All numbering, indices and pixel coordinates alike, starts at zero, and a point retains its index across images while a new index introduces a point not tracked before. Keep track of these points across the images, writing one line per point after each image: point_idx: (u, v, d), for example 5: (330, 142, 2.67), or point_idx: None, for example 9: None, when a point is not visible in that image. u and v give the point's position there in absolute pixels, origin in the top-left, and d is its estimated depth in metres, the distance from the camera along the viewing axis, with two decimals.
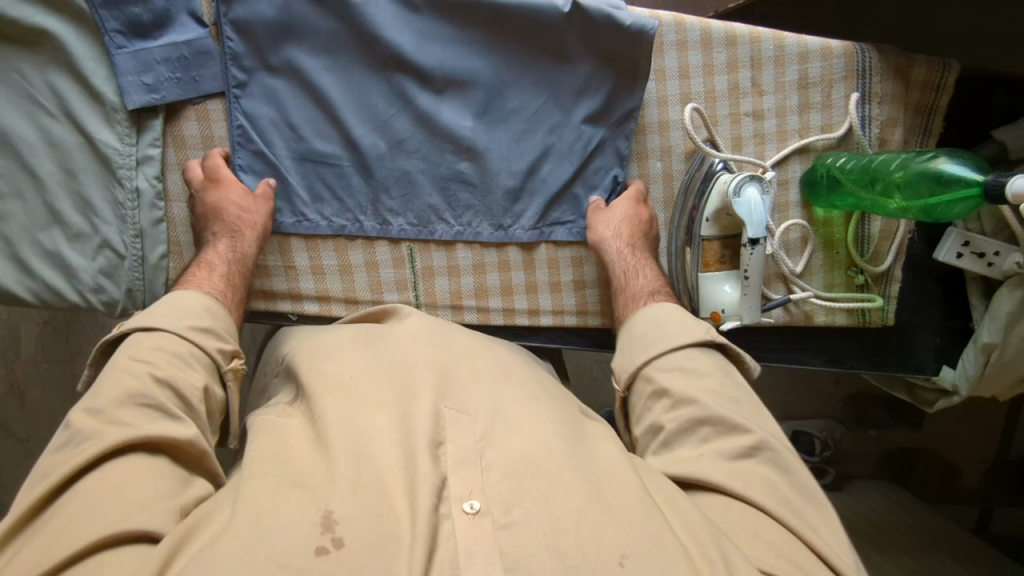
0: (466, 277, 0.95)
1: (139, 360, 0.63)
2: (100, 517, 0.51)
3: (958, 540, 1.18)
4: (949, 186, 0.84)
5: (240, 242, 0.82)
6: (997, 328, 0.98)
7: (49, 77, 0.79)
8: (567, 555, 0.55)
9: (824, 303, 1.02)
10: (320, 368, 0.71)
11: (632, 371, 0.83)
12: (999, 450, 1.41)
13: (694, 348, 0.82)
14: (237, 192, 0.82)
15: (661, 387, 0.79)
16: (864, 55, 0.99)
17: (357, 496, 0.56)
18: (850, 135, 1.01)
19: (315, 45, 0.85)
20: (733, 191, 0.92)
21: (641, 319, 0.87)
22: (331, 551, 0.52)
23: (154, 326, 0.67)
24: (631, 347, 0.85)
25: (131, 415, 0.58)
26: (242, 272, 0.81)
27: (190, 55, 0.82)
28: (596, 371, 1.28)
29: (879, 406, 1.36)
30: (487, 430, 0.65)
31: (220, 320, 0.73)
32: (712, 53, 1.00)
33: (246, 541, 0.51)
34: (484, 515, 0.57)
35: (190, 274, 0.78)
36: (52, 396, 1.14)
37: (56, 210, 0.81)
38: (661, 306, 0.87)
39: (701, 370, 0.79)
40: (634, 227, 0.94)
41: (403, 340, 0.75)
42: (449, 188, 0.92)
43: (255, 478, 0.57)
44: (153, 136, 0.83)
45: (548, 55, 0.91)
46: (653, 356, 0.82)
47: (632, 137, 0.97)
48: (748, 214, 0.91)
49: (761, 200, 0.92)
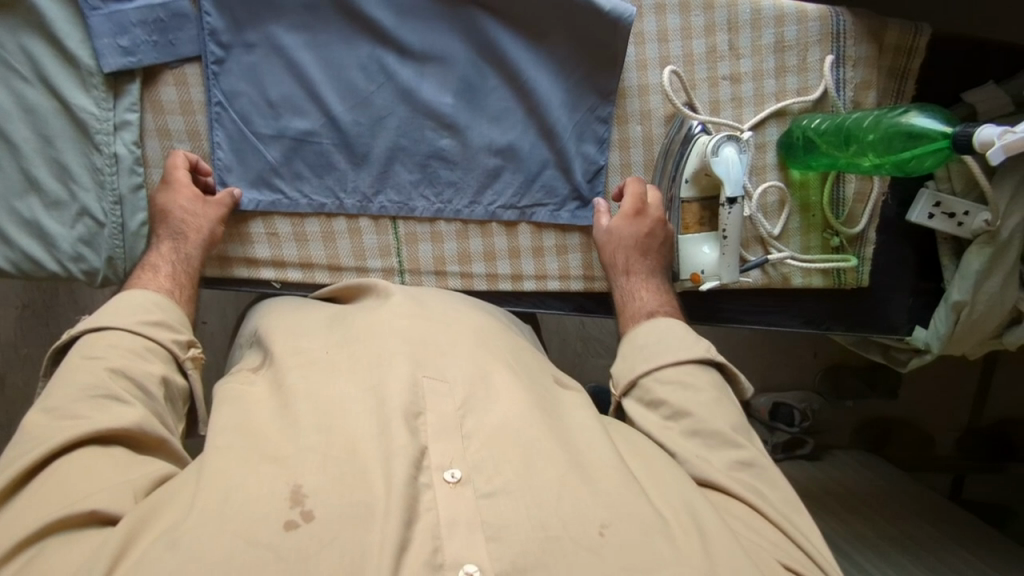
0: (449, 243, 0.89)
1: (92, 358, 0.65)
2: (46, 504, 0.54)
3: (930, 505, 1.26)
4: (915, 139, 0.78)
5: (178, 241, 0.78)
6: (967, 285, 0.95)
7: (22, 40, 0.76)
8: (549, 526, 0.56)
9: (800, 264, 0.95)
10: (298, 345, 0.73)
11: (630, 380, 0.76)
12: (971, 417, 1.55)
13: (696, 366, 0.75)
14: (186, 195, 0.79)
15: (656, 404, 0.74)
16: (838, 18, 0.92)
17: (326, 466, 0.58)
18: (825, 98, 0.93)
19: (294, 20, 0.81)
20: (712, 150, 0.82)
21: (642, 330, 0.79)
22: (300, 524, 0.53)
23: (104, 326, 0.68)
24: (628, 354, 0.78)
25: (83, 406, 0.61)
26: (190, 272, 0.78)
27: (166, 17, 0.78)
28: (580, 345, 1.37)
29: (855, 378, 1.48)
30: (466, 399, 0.66)
31: (173, 313, 0.73)
32: (690, 15, 0.91)
33: (211, 519, 0.53)
34: (465, 485, 0.58)
35: (134, 276, 0.76)
36: (31, 378, 1.22)
37: (34, 177, 0.78)
38: (636, 329, 0.80)
39: (703, 395, 0.72)
40: (631, 248, 0.86)
41: (378, 314, 0.75)
42: (429, 166, 0.87)
43: (227, 449, 0.59)
44: (130, 100, 0.79)
45: (525, 32, 0.85)
46: (652, 368, 0.75)
47: (612, 121, 0.90)
48: (727, 172, 0.82)
49: (741, 156, 0.83)
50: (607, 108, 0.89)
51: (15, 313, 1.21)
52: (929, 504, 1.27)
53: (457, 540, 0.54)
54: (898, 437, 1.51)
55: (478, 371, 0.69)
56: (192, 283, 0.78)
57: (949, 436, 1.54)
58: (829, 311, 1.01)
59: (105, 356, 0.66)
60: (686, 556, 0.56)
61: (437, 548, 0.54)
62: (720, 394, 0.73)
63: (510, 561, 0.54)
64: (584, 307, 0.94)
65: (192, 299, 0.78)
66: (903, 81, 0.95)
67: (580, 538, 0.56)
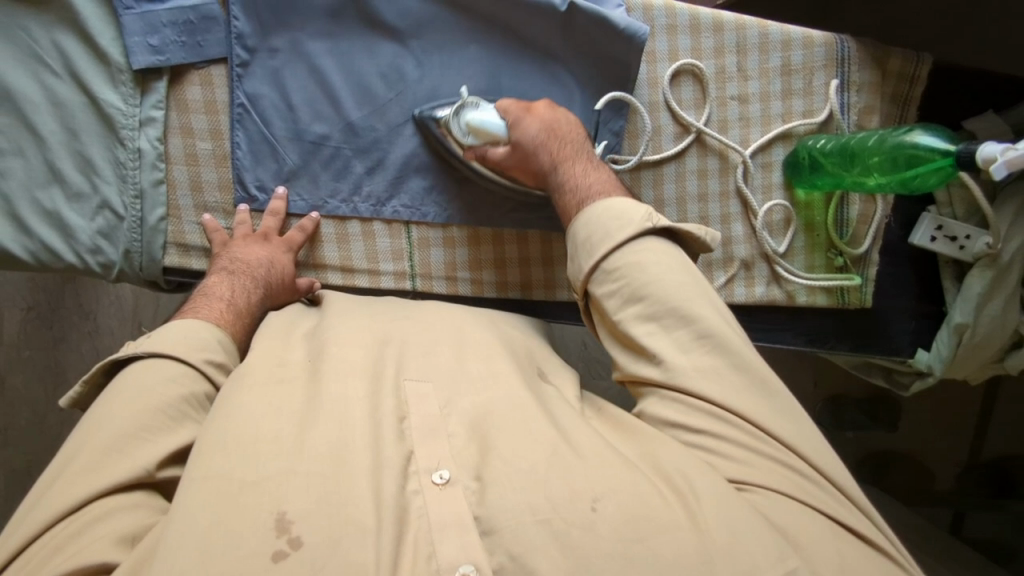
0: (460, 249, 0.90)
1: (149, 394, 0.61)
2: (68, 543, 0.52)
3: (931, 540, 1.25)
4: (920, 158, 0.80)
5: (265, 289, 0.78)
6: (970, 308, 0.96)
7: (55, 36, 0.78)
8: (543, 512, 0.55)
9: (803, 282, 0.96)
10: (286, 347, 0.70)
11: (583, 278, 0.72)
12: (971, 455, 1.52)
13: (638, 243, 0.70)
14: (258, 246, 0.81)
15: (613, 292, 0.69)
16: (843, 45, 0.95)
17: (309, 489, 0.54)
18: (830, 121, 0.96)
19: (319, 28, 0.84)
20: (460, 135, 0.83)
21: (578, 223, 0.73)
22: (290, 553, 0.50)
23: (161, 353, 0.64)
24: (577, 250, 0.73)
25: (124, 444, 0.57)
26: (245, 311, 0.74)
27: (196, 20, 0.81)
28: (582, 367, 1.38)
29: (856, 409, 1.48)
30: (447, 398, 0.65)
31: (230, 351, 0.69)
32: (700, 37, 0.94)
33: (193, 562, 0.49)
34: (455, 484, 0.57)
35: (193, 305, 0.72)
36: (30, 384, 1.21)
37: (57, 169, 0.79)
38: (594, 206, 0.73)
39: (654, 288, 0.67)
40: (554, 134, 0.79)
41: (343, 321, 0.73)
42: (443, 174, 0.89)
43: (202, 480, 0.53)
44: (156, 98, 0.82)
45: (537, 50, 0.89)
46: (599, 258, 0.70)
47: (623, 136, 0.93)
48: (484, 132, 0.81)
49: (481, 108, 0.83)
50: (620, 121, 0.91)
51: (20, 315, 1.21)
52: (931, 541, 1.25)
53: (450, 544, 0.53)
54: (901, 470, 1.50)
55: (481, 367, 0.69)
56: (243, 320, 0.73)
57: (951, 472, 1.52)
58: (835, 330, 1.01)
59: (159, 393, 0.61)
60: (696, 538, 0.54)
61: (431, 554, 0.53)
62: (676, 274, 0.68)
63: (506, 552, 0.53)
64: None
65: (242, 332, 0.73)
66: (905, 109, 0.98)
67: (579, 524, 0.54)
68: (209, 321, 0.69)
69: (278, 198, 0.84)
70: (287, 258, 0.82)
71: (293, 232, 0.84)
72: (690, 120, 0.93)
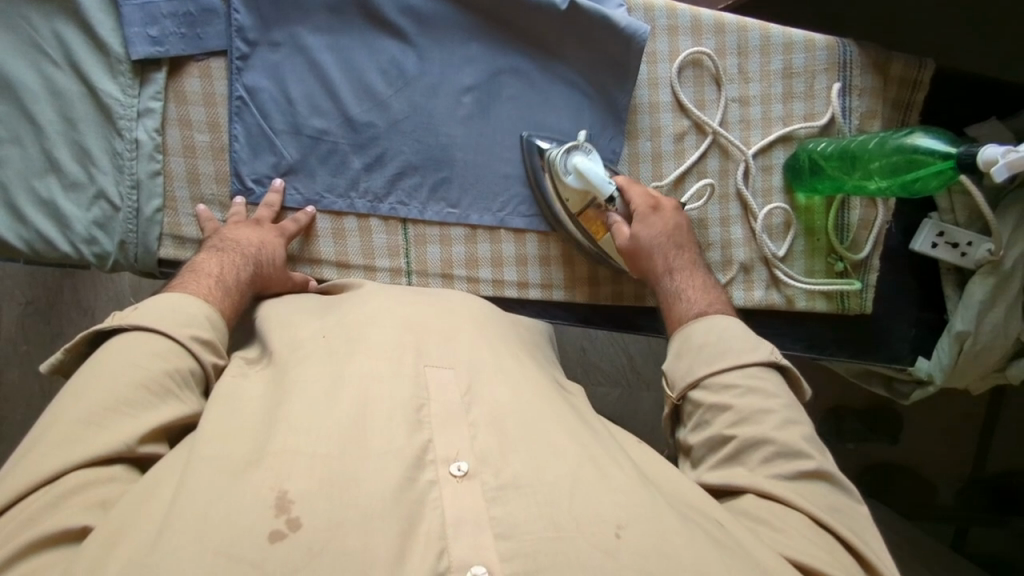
0: (457, 246, 0.90)
1: (134, 367, 0.60)
2: (42, 518, 0.50)
3: (935, 556, 1.23)
4: (920, 162, 0.80)
5: (254, 268, 0.77)
6: (971, 315, 0.95)
7: (55, 26, 0.78)
8: (562, 526, 0.53)
9: (803, 285, 0.95)
10: (293, 331, 0.69)
11: (690, 381, 0.74)
12: (973, 468, 1.50)
13: (760, 369, 0.73)
14: (252, 230, 0.80)
15: (719, 407, 0.72)
16: (845, 48, 0.95)
17: (312, 469, 0.53)
18: (832, 125, 0.95)
19: (319, 24, 0.84)
20: (562, 171, 0.85)
21: (698, 326, 0.77)
22: (287, 534, 0.49)
23: (146, 328, 0.63)
24: (688, 355, 0.76)
25: (105, 418, 0.56)
26: (232, 288, 0.73)
27: (196, 12, 0.81)
28: (580, 372, 1.36)
29: (857, 419, 1.46)
30: (455, 382, 0.64)
31: (218, 331, 0.69)
32: (701, 38, 0.94)
33: (193, 534, 0.48)
34: (473, 478, 0.55)
35: (183, 281, 0.71)
36: (26, 379, 1.20)
37: (54, 158, 0.79)
38: (714, 318, 0.77)
39: (772, 403, 0.70)
40: (670, 239, 0.85)
41: (377, 300, 0.73)
42: (441, 170, 0.88)
43: (208, 463, 0.53)
44: (155, 89, 0.82)
45: (538, 49, 0.89)
46: (712, 371, 0.73)
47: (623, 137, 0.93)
48: (588, 178, 0.85)
49: (590, 157, 0.86)
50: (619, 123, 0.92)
51: (19, 309, 1.21)
52: (933, 555, 1.23)
53: (464, 541, 0.51)
54: (903, 482, 1.48)
55: (476, 357, 0.68)
56: (233, 300, 0.73)
57: (953, 484, 1.51)
58: (834, 336, 1.00)
59: (142, 366, 0.60)
60: (705, 560, 0.54)
61: (443, 549, 0.51)
62: (786, 402, 0.71)
63: (522, 561, 0.51)
64: (587, 318, 0.94)
65: (232, 310, 0.72)
66: (907, 113, 0.98)
67: (584, 531, 0.53)
68: (200, 299, 0.69)
69: (274, 191, 0.84)
70: (278, 238, 0.81)
71: (287, 221, 0.84)
72: (707, 120, 0.93)
